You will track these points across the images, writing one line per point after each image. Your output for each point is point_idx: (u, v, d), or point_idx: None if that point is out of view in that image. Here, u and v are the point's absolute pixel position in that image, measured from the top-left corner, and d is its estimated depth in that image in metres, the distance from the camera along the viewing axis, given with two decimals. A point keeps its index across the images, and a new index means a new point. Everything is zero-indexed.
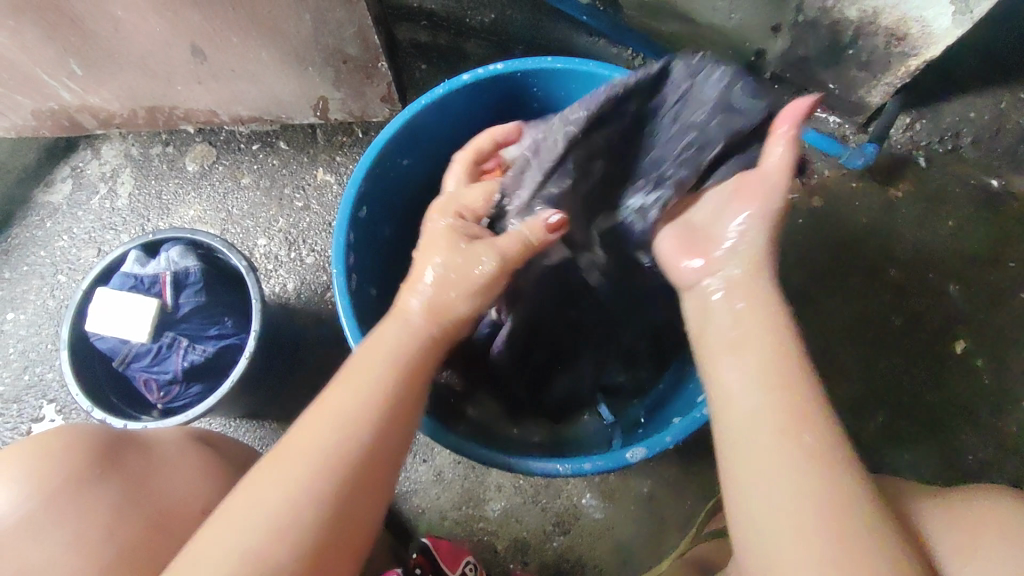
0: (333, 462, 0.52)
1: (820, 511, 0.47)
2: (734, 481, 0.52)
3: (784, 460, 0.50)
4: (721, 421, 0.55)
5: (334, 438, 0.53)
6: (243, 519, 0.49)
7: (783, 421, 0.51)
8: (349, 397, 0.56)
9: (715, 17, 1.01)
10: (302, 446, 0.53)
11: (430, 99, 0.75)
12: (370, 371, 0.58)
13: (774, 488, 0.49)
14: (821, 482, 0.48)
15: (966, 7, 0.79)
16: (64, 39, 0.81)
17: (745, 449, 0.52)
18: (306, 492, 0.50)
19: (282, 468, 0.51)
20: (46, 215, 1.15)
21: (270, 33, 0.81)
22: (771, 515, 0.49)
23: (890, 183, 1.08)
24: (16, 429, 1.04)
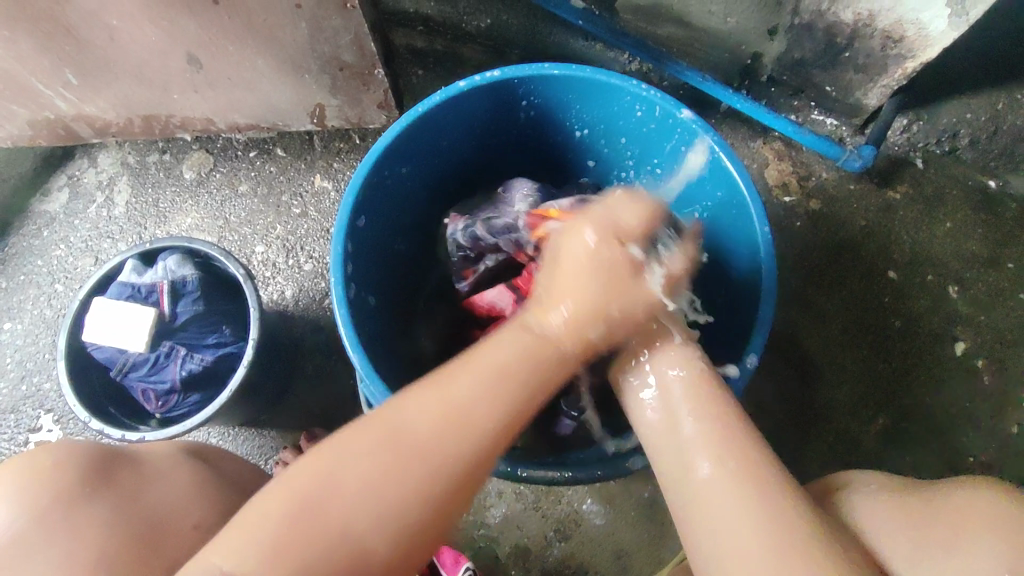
0: (402, 458, 0.53)
1: (742, 496, 0.53)
2: (672, 490, 0.57)
3: (700, 462, 0.56)
4: (660, 460, 0.59)
5: (422, 436, 0.54)
6: (345, 496, 0.51)
7: (710, 424, 0.57)
8: (486, 383, 0.57)
9: (712, 20, 1.02)
10: (409, 433, 0.54)
11: (427, 107, 0.75)
12: (502, 352, 0.59)
13: (705, 488, 0.55)
14: (742, 481, 0.53)
15: (963, 9, 0.79)
16: (59, 48, 0.80)
17: (664, 460, 0.59)
18: (402, 486, 0.52)
19: (432, 452, 0.53)
20: (43, 224, 1.15)
21: (266, 41, 0.81)
22: (710, 507, 0.54)
23: (888, 185, 1.09)
24: (13, 439, 1.03)
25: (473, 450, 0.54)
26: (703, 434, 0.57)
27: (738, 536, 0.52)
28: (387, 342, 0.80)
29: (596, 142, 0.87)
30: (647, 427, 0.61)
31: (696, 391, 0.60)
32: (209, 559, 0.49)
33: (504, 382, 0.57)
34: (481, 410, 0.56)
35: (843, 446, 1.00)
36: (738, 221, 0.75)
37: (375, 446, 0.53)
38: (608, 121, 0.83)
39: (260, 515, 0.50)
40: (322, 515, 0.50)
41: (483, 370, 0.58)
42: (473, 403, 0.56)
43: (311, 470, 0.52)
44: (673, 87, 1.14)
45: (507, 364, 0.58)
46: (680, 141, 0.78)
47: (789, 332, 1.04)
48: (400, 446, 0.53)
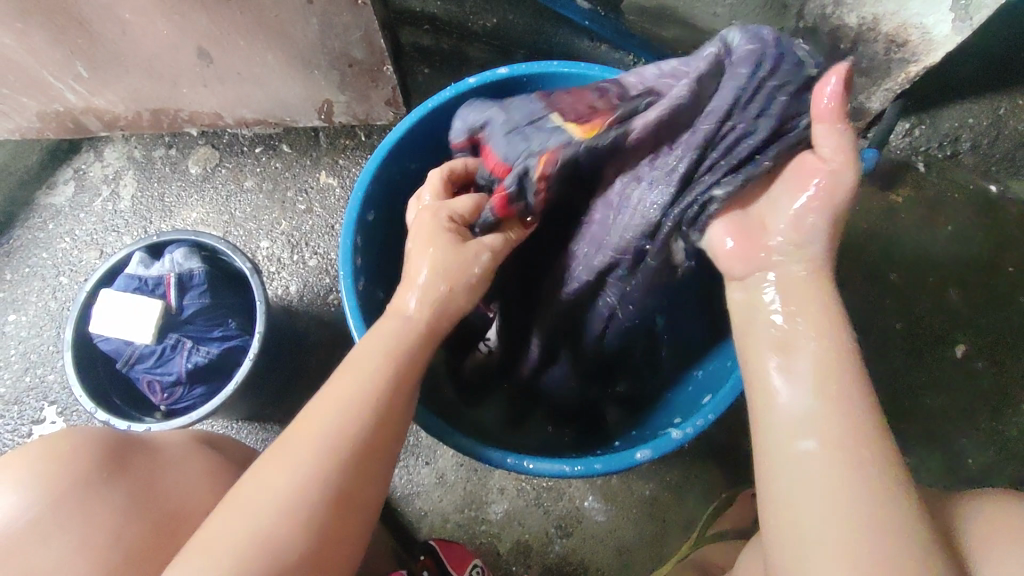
0: (313, 468, 0.52)
1: (858, 495, 0.48)
2: (777, 475, 0.52)
3: (833, 475, 0.49)
4: (773, 446, 0.53)
5: (316, 445, 0.53)
6: (254, 509, 0.50)
7: (841, 416, 0.51)
8: (339, 406, 0.55)
9: (717, 21, 1.05)
10: (322, 435, 0.54)
11: (436, 103, 0.76)
12: (356, 388, 0.56)
13: (807, 467, 0.50)
14: (857, 478, 0.49)
15: (966, 14, 0.79)
16: (71, 41, 0.81)
17: (780, 449, 0.52)
18: (308, 496, 0.51)
19: (323, 447, 0.53)
20: (48, 217, 1.15)
21: (277, 36, 0.81)
22: (809, 495, 0.49)
23: (890, 188, 1.09)
24: (16, 431, 1.04)
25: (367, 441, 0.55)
26: (832, 423, 0.51)
27: (859, 535, 0.47)
28: None
29: None
30: (764, 408, 0.55)
31: (827, 374, 0.53)
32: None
33: (378, 384, 0.57)
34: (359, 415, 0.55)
35: None
36: None
37: (273, 470, 0.52)
38: None
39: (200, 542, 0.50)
40: (237, 547, 0.49)
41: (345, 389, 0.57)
42: (362, 398, 0.56)
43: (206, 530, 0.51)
44: None
45: (365, 387, 0.56)
46: None
47: None
48: (298, 460, 0.52)
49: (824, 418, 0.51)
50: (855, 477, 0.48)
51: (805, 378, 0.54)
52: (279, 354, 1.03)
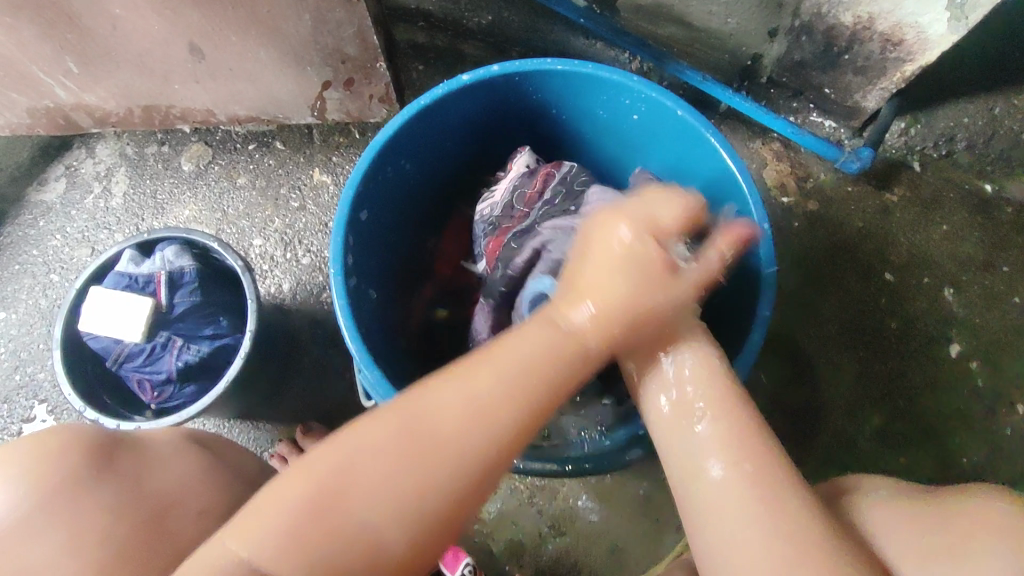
0: (414, 458, 0.51)
1: (755, 508, 0.54)
2: (681, 482, 0.59)
3: (710, 457, 0.57)
4: (669, 456, 0.60)
5: (405, 464, 0.51)
6: (357, 501, 0.50)
7: (727, 430, 0.58)
8: (460, 423, 0.53)
9: (713, 21, 1.02)
10: (421, 426, 0.53)
11: (429, 100, 0.75)
12: (528, 352, 0.56)
13: (717, 491, 0.56)
14: (755, 485, 0.55)
15: (962, 13, 0.79)
16: (60, 36, 0.80)
17: (675, 447, 0.60)
18: (413, 488, 0.51)
19: (443, 445, 0.52)
20: (39, 214, 1.14)
21: (268, 32, 0.81)
22: (717, 511, 0.55)
23: (886, 188, 1.09)
24: (5, 429, 1.03)
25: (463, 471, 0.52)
26: (718, 429, 0.58)
27: (739, 518, 0.54)
28: (386, 335, 0.80)
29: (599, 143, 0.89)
30: (653, 410, 0.62)
31: (719, 408, 0.59)
32: (226, 543, 0.49)
33: (518, 400, 0.54)
34: (529, 396, 0.55)
35: (836, 444, 1.00)
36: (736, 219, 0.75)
37: (367, 450, 0.52)
38: (609, 119, 0.83)
39: (276, 498, 0.51)
40: (338, 530, 0.49)
41: (453, 402, 0.54)
42: (468, 439, 0.52)
43: (293, 483, 0.51)
44: (674, 86, 1.14)
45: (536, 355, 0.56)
46: (680, 138, 0.78)
47: (785, 331, 1.05)
48: (398, 465, 0.51)
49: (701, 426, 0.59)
50: (734, 460, 0.56)
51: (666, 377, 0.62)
52: (272, 352, 1.03)
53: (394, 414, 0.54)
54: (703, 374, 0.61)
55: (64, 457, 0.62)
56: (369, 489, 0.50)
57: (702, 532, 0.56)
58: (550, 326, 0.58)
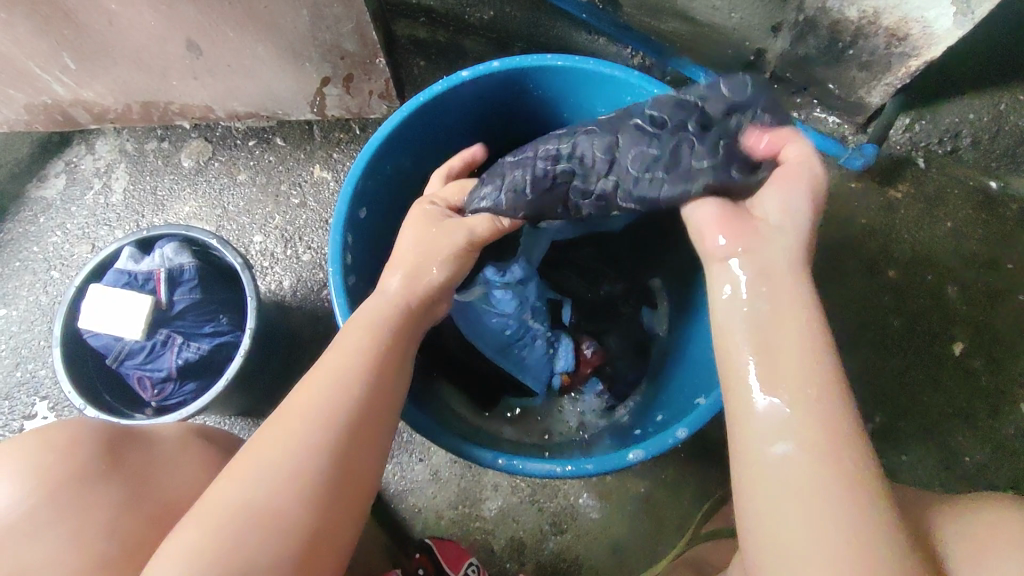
0: (323, 442, 0.54)
1: (844, 506, 0.47)
2: (742, 461, 0.52)
3: (790, 442, 0.50)
4: (735, 430, 0.53)
5: (280, 448, 0.53)
6: (237, 494, 0.51)
7: (813, 405, 0.50)
8: (320, 394, 0.57)
9: (715, 17, 1.01)
10: (298, 412, 0.56)
11: (428, 97, 0.74)
12: (338, 361, 0.60)
13: (790, 477, 0.49)
14: (835, 473, 0.48)
15: (967, 7, 0.78)
16: (56, 31, 0.79)
17: (751, 416, 0.52)
18: (290, 467, 0.52)
19: (308, 420, 0.55)
20: (39, 210, 1.14)
21: (266, 28, 0.80)
22: (781, 497, 0.49)
23: (889, 184, 1.08)
24: (7, 426, 1.03)
25: (326, 442, 0.54)
26: (820, 401, 0.51)
27: (822, 505, 0.47)
28: None
29: None
30: (728, 362, 0.55)
31: (804, 384, 0.51)
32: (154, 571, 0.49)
33: (348, 385, 0.58)
34: (362, 385, 0.59)
35: None
36: None
37: (252, 454, 0.54)
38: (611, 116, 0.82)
39: (199, 517, 0.51)
40: (223, 524, 0.50)
41: (315, 387, 0.58)
42: (345, 385, 0.58)
43: (194, 517, 0.51)
44: (676, 82, 1.13)
45: (364, 344, 0.62)
46: None
47: None
48: (274, 446, 0.54)
49: (807, 391, 0.51)
50: (826, 453, 0.49)
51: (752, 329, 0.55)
52: (272, 349, 1.03)
53: (269, 422, 0.56)
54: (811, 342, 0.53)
55: (64, 457, 0.61)
56: (255, 490, 0.51)
57: (756, 518, 0.50)
58: (367, 334, 0.63)
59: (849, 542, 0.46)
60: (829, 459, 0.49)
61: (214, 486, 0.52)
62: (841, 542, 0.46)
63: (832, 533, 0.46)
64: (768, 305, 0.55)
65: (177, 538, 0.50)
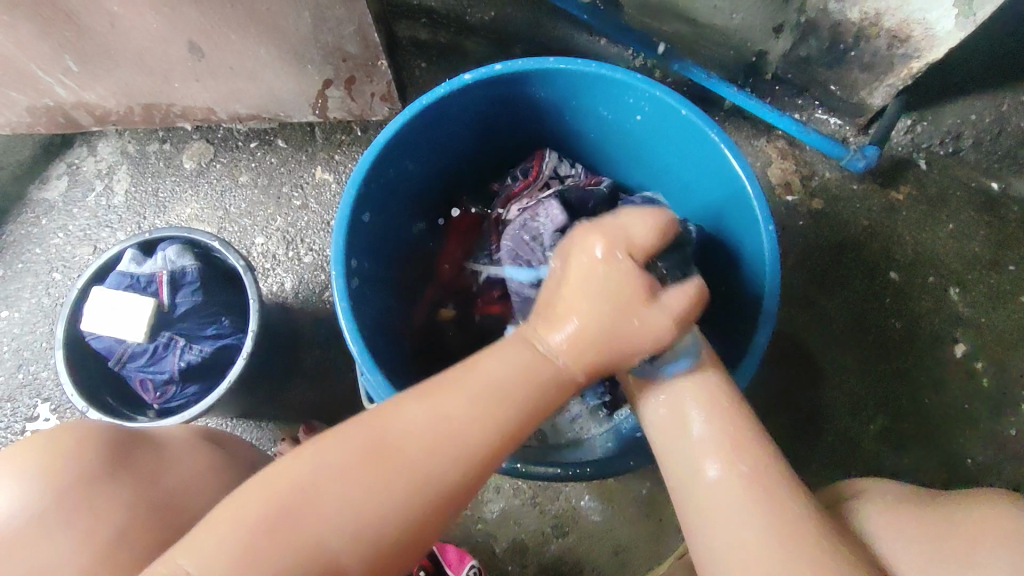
0: (375, 466, 0.51)
1: (752, 501, 0.53)
2: (681, 487, 0.58)
3: (709, 460, 0.57)
4: (664, 456, 0.60)
5: (360, 474, 0.50)
6: (309, 517, 0.48)
7: (724, 430, 0.57)
8: (455, 424, 0.53)
9: (717, 17, 1.01)
10: (403, 441, 0.52)
11: (430, 99, 0.74)
12: (498, 375, 0.56)
13: (715, 491, 0.55)
14: (753, 488, 0.54)
15: (970, 9, 0.78)
16: (59, 34, 0.80)
17: (672, 447, 0.59)
18: (379, 501, 0.50)
19: (407, 461, 0.51)
20: (41, 212, 1.14)
21: (269, 30, 0.80)
22: (715, 510, 0.55)
23: (891, 185, 1.08)
24: (10, 427, 1.03)
25: (438, 481, 0.52)
26: (714, 426, 0.58)
27: (735, 509, 0.54)
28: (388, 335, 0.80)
29: (604, 143, 0.88)
30: (653, 418, 0.62)
31: (716, 411, 0.59)
32: (181, 558, 0.46)
33: (490, 413, 0.54)
34: (530, 400, 0.57)
35: (839, 444, 1.00)
36: (741, 219, 0.75)
37: (322, 462, 0.51)
38: (614, 118, 0.82)
39: (240, 505, 0.49)
40: (294, 547, 0.47)
41: (457, 432, 0.53)
42: (472, 431, 0.53)
43: (248, 502, 0.49)
44: (678, 83, 1.13)
45: (514, 373, 0.57)
46: (684, 138, 0.77)
47: (789, 330, 1.04)
48: (371, 476, 0.50)
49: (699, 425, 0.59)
50: (734, 459, 0.56)
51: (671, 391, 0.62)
52: (273, 351, 1.03)
53: (414, 438, 0.53)
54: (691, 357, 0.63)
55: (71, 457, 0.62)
56: (331, 512, 0.49)
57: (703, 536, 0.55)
58: (529, 349, 0.59)
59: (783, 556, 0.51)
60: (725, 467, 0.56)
61: (281, 490, 0.49)
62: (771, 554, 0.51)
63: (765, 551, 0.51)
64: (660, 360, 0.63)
65: (212, 530, 0.47)
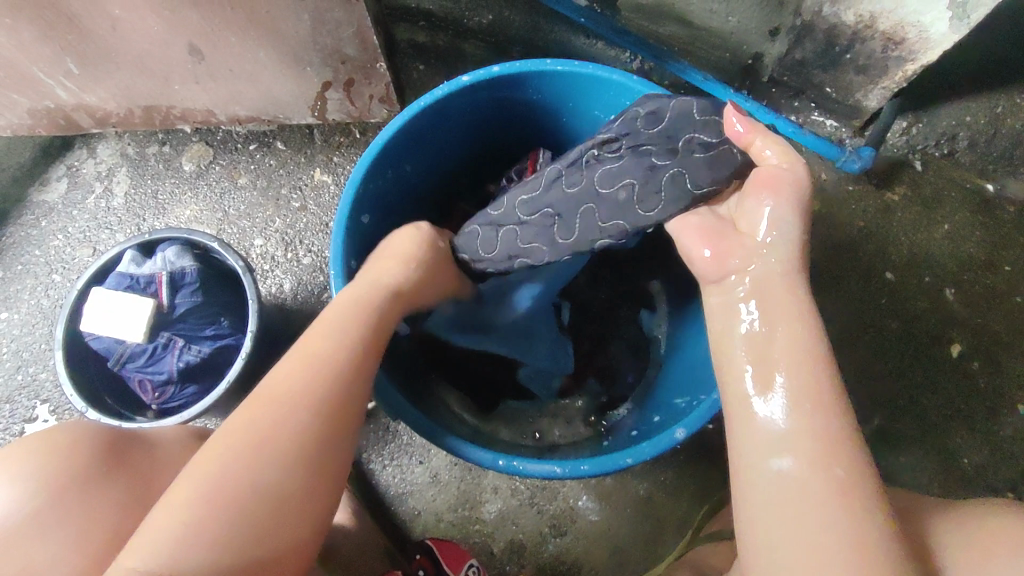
0: (254, 420, 0.57)
1: (827, 502, 0.53)
2: (745, 466, 0.58)
3: (782, 450, 0.56)
4: (739, 440, 0.59)
5: (248, 436, 0.55)
6: (215, 492, 0.53)
7: (812, 422, 0.56)
8: (308, 358, 0.61)
9: (713, 20, 1.02)
10: (279, 387, 0.59)
11: (429, 101, 0.75)
12: (343, 313, 0.65)
13: (783, 482, 0.55)
14: (833, 489, 0.53)
15: (964, 12, 0.79)
16: (60, 37, 0.80)
17: (750, 428, 0.59)
18: (274, 443, 0.55)
19: (284, 396, 0.58)
20: (41, 214, 1.14)
21: (268, 33, 0.81)
22: (775, 503, 0.55)
23: (888, 187, 1.08)
24: (8, 429, 1.03)
25: (317, 403, 0.58)
26: (807, 417, 0.56)
27: (804, 506, 0.53)
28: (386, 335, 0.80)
29: None
30: (740, 394, 0.61)
31: (800, 396, 0.57)
32: (124, 562, 0.50)
33: (345, 340, 0.63)
34: (368, 336, 0.64)
35: None
36: None
37: (217, 451, 0.55)
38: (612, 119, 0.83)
39: (160, 516, 0.52)
40: (219, 510, 0.52)
41: (317, 345, 0.62)
42: (333, 350, 0.62)
43: (161, 511, 0.52)
44: (675, 85, 1.14)
45: (350, 316, 0.65)
46: None
47: None
48: (247, 429, 0.56)
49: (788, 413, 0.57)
50: (817, 458, 0.54)
51: (760, 361, 0.61)
52: (272, 352, 1.03)
53: (255, 396, 0.59)
54: (796, 337, 0.60)
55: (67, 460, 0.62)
56: (234, 476, 0.53)
57: (760, 527, 0.55)
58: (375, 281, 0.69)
59: (835, 555, 0.51)
60: (816, 466, 0.54)
61: (188, 482, 0.53)
62: (829, 551, 0.51)
63: (815, 542, 0.52)
64: (764, 329, 0.62)
65: (141, 538, 0.51)
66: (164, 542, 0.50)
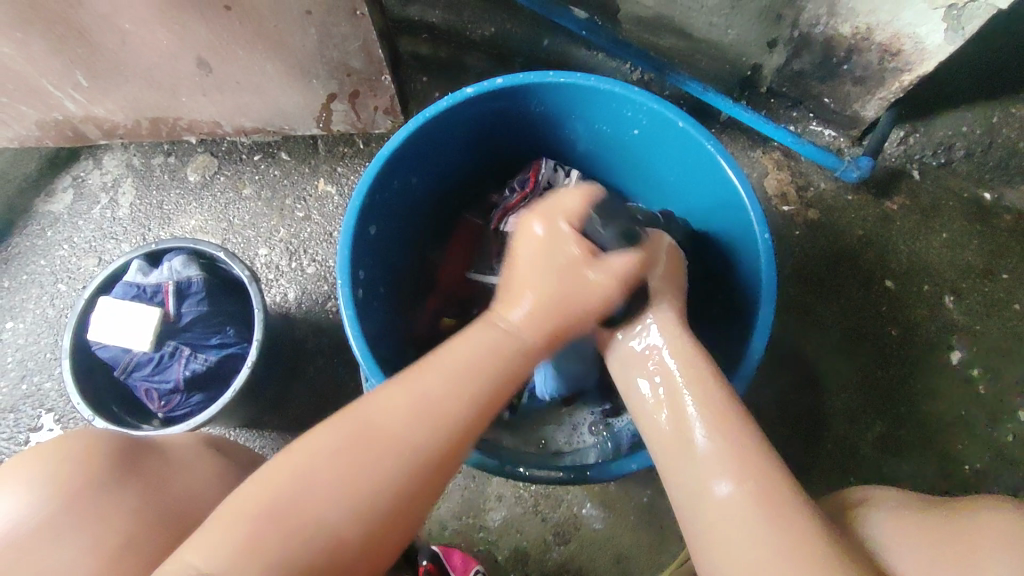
0: (356, 446, 0.52)
1: (761, 516, 0.52)
2: (687, 506, 0.57)
3: (716, 474, 0.55)
4: (672, 479, 0.58)
5: (341, 463, 0.51)
6: (292, 523, 0.48)
7: (722, 440, 0.57)
8: (451, 380, 0.57)
9: (713, 32, 1.03)
10: (384, 420, 0.54)
11: (433, 113, 0.76)
12: (495, 343, 0.60)
13: (723, 507, 0.54)
14: (761, 506, 0.52)
15: (958, 24, 0.80)
16: (71, 51, 0.81)
17: (677, 463, 0.58)
18: (364, 485, 0.51)
19: (390, 435, 0.53)
20: (46, 224, 1.15)
21: (276, 46, 0.82)
22: (726, 534, 0.53)
23: (885, 196, 1.10)
24: (13, 438, 1.04)
25: (419, 448, 0.53)
26: (716, 435, 0.57)
27: (748, 524, 0.52)
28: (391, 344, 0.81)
29: (604, 154, 0.90)
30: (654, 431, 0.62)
31: (713, 418, 0.58)
32: (188, 557, 0.47)
33: (475, 376, 0.58)
34: (505, 375, 0.59)
35: (837, 451, 1.01)
36: (737, 227, 0.76)
37: (309, 462, 0.51)
38: (614, 130, 0.84)
39: (233, 515, 0.49)
40: (289, 540, 0.48)
41: (435, 386, 0.56)
42: (450, 397, 0.56)
43: (246, 511, 0.49)
44: (674, 96, 1.15)
45: (489, 356, 0.59)
46: (682, 148, 0.79)
47: (787, 338, 1.05)
48: (349, 458, 0.51)
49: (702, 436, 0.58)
50: (735, 471, 0.55)
51: (665, 402, 0.62)
52: (277, 361, 1.04)
53: (357, 416, 0.54)
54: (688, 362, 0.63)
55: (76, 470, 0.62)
56: (317, 507, 0.49)
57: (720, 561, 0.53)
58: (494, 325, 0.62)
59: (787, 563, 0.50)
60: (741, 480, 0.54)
61: (278, 493, 0.49)
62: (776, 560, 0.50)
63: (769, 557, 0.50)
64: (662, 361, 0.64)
65: (214, 530, 0.48)
66: (236, 549, 0.47)
